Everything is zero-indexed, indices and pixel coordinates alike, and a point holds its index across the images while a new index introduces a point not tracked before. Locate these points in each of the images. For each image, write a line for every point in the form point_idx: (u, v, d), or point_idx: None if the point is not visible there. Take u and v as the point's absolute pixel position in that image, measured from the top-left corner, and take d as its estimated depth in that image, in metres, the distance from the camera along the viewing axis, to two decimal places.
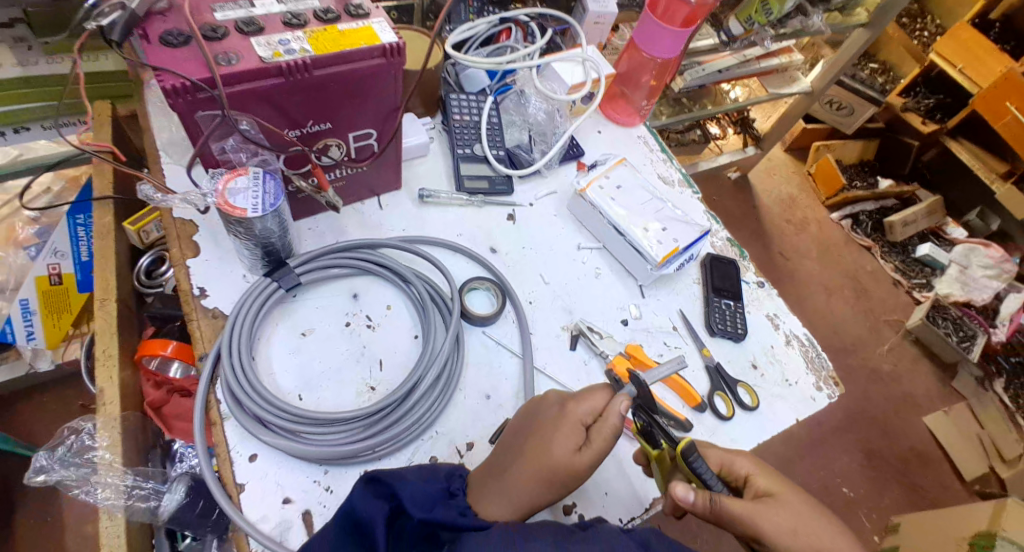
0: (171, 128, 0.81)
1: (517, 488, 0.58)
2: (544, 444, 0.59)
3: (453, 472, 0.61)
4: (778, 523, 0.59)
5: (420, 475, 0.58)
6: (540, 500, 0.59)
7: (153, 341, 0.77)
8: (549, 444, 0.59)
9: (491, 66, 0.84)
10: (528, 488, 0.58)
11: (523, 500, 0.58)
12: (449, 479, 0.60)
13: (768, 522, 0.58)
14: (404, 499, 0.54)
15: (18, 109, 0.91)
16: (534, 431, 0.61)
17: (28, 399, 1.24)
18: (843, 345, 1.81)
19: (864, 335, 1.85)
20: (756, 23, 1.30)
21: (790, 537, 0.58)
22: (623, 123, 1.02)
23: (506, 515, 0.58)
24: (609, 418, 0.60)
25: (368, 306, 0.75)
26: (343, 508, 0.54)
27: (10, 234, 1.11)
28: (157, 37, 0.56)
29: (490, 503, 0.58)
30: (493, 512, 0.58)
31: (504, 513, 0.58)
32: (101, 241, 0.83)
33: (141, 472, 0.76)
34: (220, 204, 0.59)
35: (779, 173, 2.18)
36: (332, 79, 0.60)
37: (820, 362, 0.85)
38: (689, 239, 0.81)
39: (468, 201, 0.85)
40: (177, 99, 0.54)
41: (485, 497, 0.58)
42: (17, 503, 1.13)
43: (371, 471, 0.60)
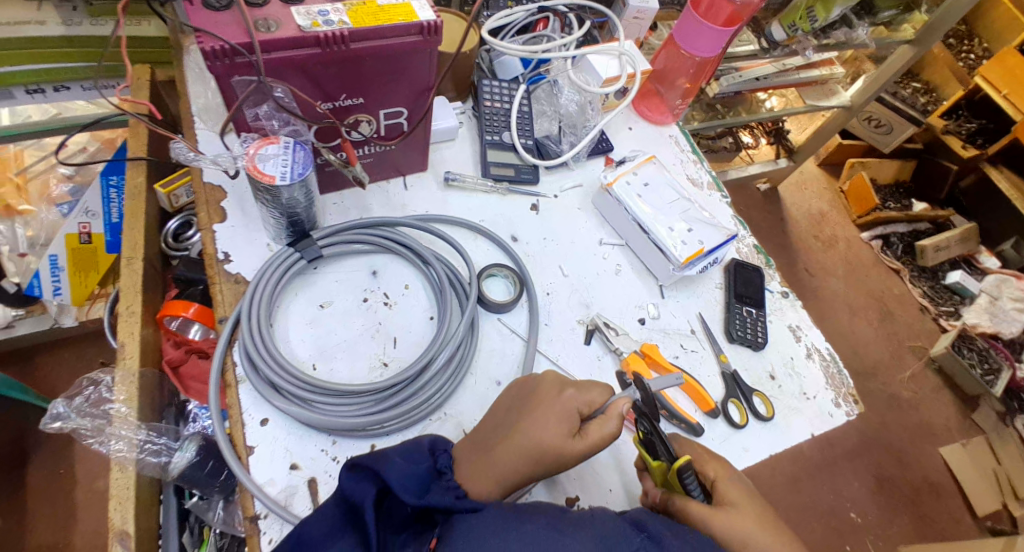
0: (207, 94, 0.82)
1: (504, 466, 0.57)
2: (533, 430, 0.58)
3: (435, 446, 0.61)
4: (743, 522, 0.59)
5: (404, 453, 0.57)
6: (524, 479, 0.58)
7: (176, 302, 0.78)
8: (534, 430, 0.58)
9: (525, 54, 0.84)
10: (512, 468, 0.57)
11: (506, 480, 0.57)
12: (435, 456, 0.59)
13: (730, 532, 0.59)
14: (390, 476, 0.54)
15: (66, 69, 0.94)
16: (517, 416, 0.60)
17: (51, 352, 1.30)
18: (863, 368, 1.77)
19: (886, 361, 1.81)
20: (800, 30, 1.29)
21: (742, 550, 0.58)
22: (657, 122, 1.01)
23: (488, 493, 0.57)
24: (608, 415, 0.61)
25: (386, 284, 0.75)
26: (337, 491, 0.55)
27: (45, 190, 1.17)
28: (199, 0, 0.56)
29: (469, 478, 0.58)
30: (473, 488, 0.57)
31: (484, 493, 0.57)
32: (132, 201, 0.84)
33: (155, 428, 0.78)
34: (249, 169, 0.59)
35: (810, 187, 2.15)
36: (368, 53, 0.60)
37: (841, 379, 0.83)
38: (715, 242, 0.80)
39: (493, 188, 0.85)
40: (215, 63, 0.54)
41: (468, 474, 0.58)
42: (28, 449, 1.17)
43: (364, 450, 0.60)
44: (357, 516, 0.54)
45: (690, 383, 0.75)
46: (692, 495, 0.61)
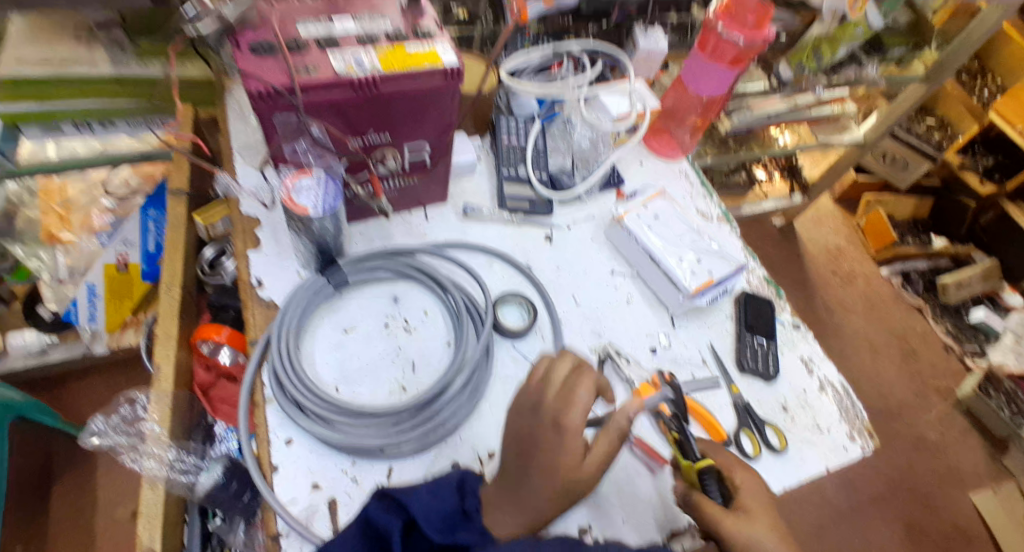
0: (247, 133, 0.88)
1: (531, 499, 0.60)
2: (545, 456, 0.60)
3: (463, 484, 0.62)
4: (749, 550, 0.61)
5: (430, 487, 0.60)
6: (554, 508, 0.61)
7: (209, 326, 0.84)
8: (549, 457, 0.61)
9: (541, 93, 0.90)
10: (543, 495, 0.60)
11: (538, 508, 0.60)
12: (462, 496, 0.60)
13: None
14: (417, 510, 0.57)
15: (115, 108, 1.00)
16: (535, 447, 0.61)
17: (84, 377, 1.43)
18: (888, 409, 1.75)
19: (910, 401, 1.78)
20: (807, 68, 1.36)
21: None
22: (668, 156, 1.04)
23: (523, 524, 0.60)
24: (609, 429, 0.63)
25: (407, 311, 0.79)
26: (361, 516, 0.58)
27: (86, 222, 1.23)
28: (246, 47, 0.61)
29: (503, 515, 0.59)
30: (508, 525, 0.59)
31: (520, 523, 0.60)
32: (173, 231, 0.90)
33: (185, 447, 0.83)
34: (285, 200, 0.64)
35: (828, 224, 2.18)
36: (396, 95, 0.65)
37: (856, 412, 0.83)
38: (724, 273, 0.82)
39: (509, 219, 0.89)
40: (260, 103, 0.59)
41: (500, 512, 0.60)
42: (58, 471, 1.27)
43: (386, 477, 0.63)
44: (380, 540, 0.57)
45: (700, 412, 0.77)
46: (709, 493, 0.66)
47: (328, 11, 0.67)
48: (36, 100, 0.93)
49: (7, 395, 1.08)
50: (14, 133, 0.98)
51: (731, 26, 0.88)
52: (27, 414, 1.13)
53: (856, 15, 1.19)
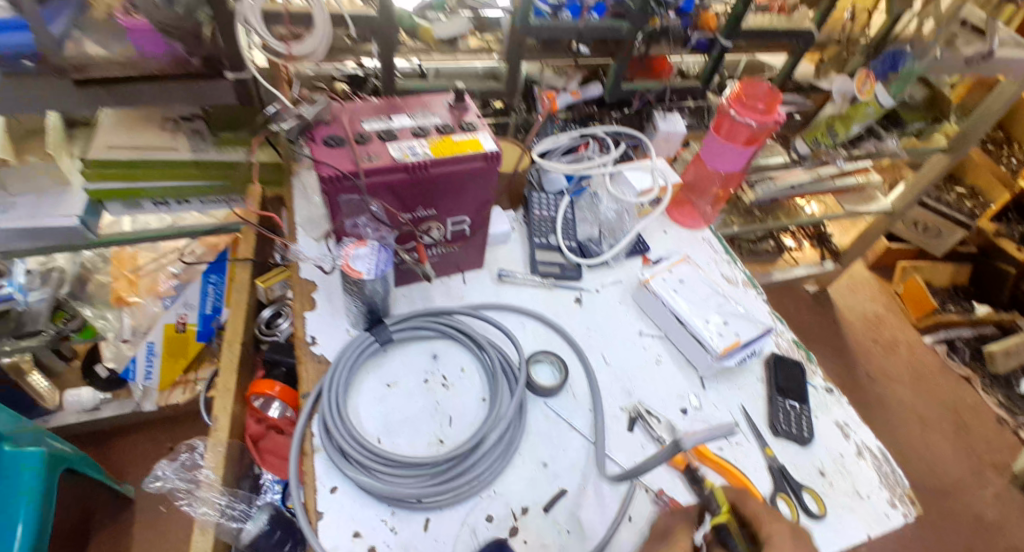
0: (309, 207, 0.99)
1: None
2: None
3: None
4: None
5: None
6: None
7: (263, 382, 0.90)
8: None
9: (570, 171, 1.00)
10: None
11: None
12: None
13: None
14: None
15: (192, 186, 1.13)
16: None
17: (123, 436, 1.50)
18: (942, 486, 1.68)
19: (966, 478, 1.71)
20: (823, 144, 1.44)
21: None
22: (689, 225, 1.11)
23: None
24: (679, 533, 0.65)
25: (446, 368, 0.85)
26: None
27: (153, 287, 1.36)
28: (320, 139, 0.72)
29: None
30: None
31: None
32: (238, 294, 1.00)
33: (236, 494, 0.89)
34: (343, 266, 0.73)
35: (863, 290, 2.18)
36: (442, 176, 0.74)
37: (896, 478, 0.84)
38: (750, 335, 0.86)
39: (541, 282, 0.96)
40: (329, 185, 0.69)
41: None
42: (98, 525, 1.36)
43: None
44: None
45: (735, 474, 0.78)
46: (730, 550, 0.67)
47: (388, 111, 0.78)
48: (123, 180, 1.07)
49: (59, 448, 1.16)
50: (98, 207, 1.12)
51: (744, 112, 0.97)
52: (73, 465, 1.19)
53: (865, 96, 1.32)
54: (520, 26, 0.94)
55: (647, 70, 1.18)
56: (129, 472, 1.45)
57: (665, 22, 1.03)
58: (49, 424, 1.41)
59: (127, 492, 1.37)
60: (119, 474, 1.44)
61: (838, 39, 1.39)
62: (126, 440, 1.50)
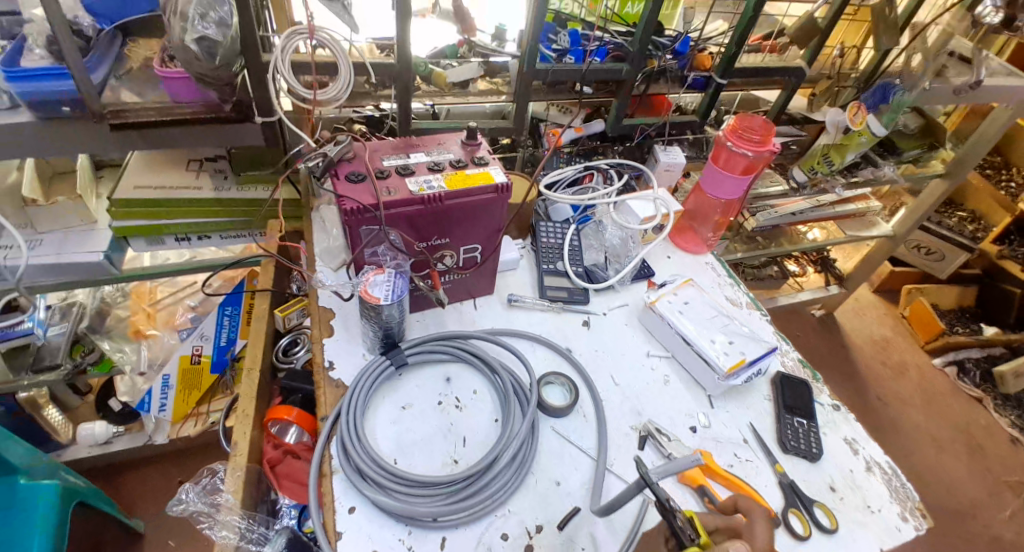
0: (328, 239, 1.04)
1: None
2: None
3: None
4: None
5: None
6: None
7: (280, 409, 0.95)
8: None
9: (575, 201, 1.04)
10: None
11: None
12: None
13: None
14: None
15: (212, 223, 1.17)
16: None
17: (134, 470, 1.51)
18: (959, 508, 1.66)
19: (983, 499, 1.69)
20: (820, 172, 1.48)
21: None
22: (692, 251, 1.15)
23: None
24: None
25: (459, 390, 0.88)
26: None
27: (170, 320, 1.41)
28: (343, 175, 0.77)
29: None
30: None
31: None
32: (259, 323, 1.04)
33: (255, 518, 0.90)
34: (362, 292, 0.77)
35: (870, 314, 2.20)
36: (456, 207, 0.79)
37: (906, 492, 0.85)
38: (755, 354, 0.89)
39: (549, 306, 0.99)
40: (350, 217, 0.74)
41: None
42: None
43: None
44: None
45: (747, 491, 0.80)
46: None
47: (405, 150, 0.83)
48: (147, 218, 1.13)
49: (72, 481, 1.18)
50: (122, 244, 1.16)
51: (741, 144, 1.03)
52: (85, 499, 1.21)
53: (858, 126, 1.33)
54: (528, 69, 1.00)
55: (648, 108, 1.24)
56: (139, 506, 1.45)
57: (663, 63, 1.10)
58: (62, 457, 1.44)
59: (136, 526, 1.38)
60: (128, 509, 1.45)
61: (828, 75, 1.42)
62: (137, 474, 1.51)
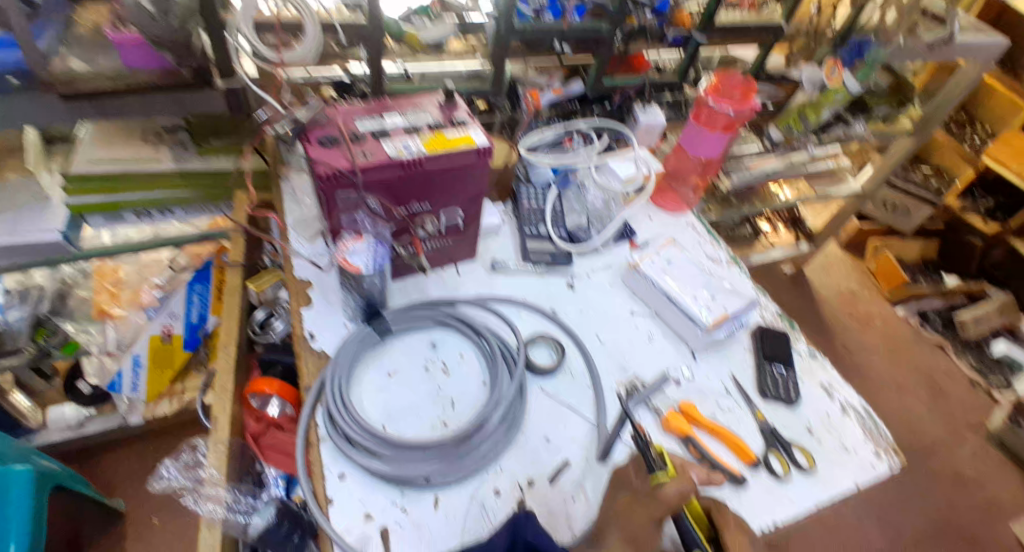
0: (300, 207, 1.00)
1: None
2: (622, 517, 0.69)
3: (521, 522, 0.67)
4: None
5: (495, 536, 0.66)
6: None
7: (260, 381, 0.93)
8: (629, 523, 0.69)
9: (556, 163, 1.02)
10: None
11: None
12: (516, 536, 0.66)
13: None
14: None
15: (173, 197, 1.12)
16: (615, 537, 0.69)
17: (111, 452, 1.50)
18: (922, 446, 1.75)
19: (944, 438, 1.78)
20: (795, 129, 1.52)
21: None
22: (673, 211, 1.14)
23: None
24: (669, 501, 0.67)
25: (445, 355, 0.87)
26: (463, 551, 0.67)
27: (135, 297, 1.31)
28: (315, 140, 0.73)
29: None
30: None
31: None
32: (231, 296, 1.00)
33: (242, 490, 0.91)
34: (341, 262, 0.74)
35: (838, 269, 2.25)
36: (436, 171, 0.76)
37: (880, 433, 0.88)
38: (736, 308, 0.90)
39: (533, 270, 0.98)
40: (326, 183, 0.71)
41: None
42: (92, 537, 1.38)
43: (477, 538, 0.71)
44: None
45: (730, 437, 0.82)
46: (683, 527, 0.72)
47: (380, 112, 0.80)
48: (104, 194, 1.07)
49: (46, 465, 1.15)
50: (79, 221, 1.11)
51: (721, 101, 1.03)
52: (62, 482, 1.18)
53: (834, 83, 1.39)
54: (504, 31, 0.96)
55: (627, 67, 1.20)
56: (119, 488, 1.45)
57: (642, 21, 1.09)
58: (34, 442, 1.39)
59: (117, 506, 1.38)
60: (108, 491, 1.44)
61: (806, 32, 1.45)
62: (115, 455, 1.50)
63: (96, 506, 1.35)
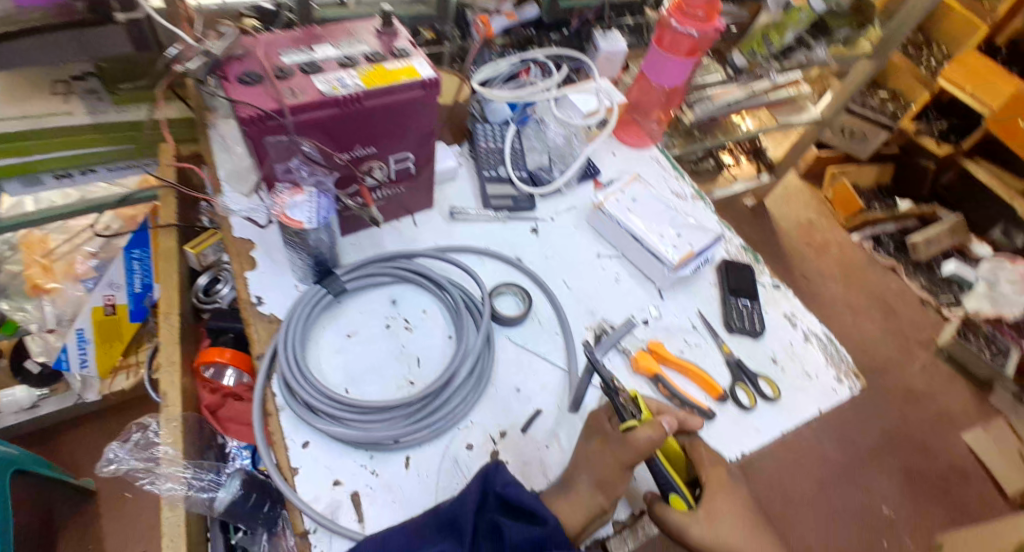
0: (233, 159, 0.91)
1: (587, 497, 0.66)
2: (594, 463, 0.67)
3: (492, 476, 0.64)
4: (722, 503, 0.70)
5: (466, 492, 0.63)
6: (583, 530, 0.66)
7: (211, 349, 0.87)
8: (601, 469, 0.67)
9: (513, 98, 0.95)
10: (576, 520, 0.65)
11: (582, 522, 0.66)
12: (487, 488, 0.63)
13: (716, 528, 0.69)
14: (511, 539, 0.60)
15: (89, 153, 1.00)
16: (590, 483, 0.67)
17: (73, 430, 1.41)
18: (872, 366, 1.82)
19: (894, 356, 1.86)
20: (759, 54, 1.46)
21: (702, 532, 0.68)
22: (637, 145, 1.09)
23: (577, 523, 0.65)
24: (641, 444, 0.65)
25: (406, 311, 0.82)
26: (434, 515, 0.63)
27: (69, 268, 1.24)
28: (234, 78, 0.65)
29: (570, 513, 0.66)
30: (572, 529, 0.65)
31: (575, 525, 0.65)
32: (167, 263, 0.92)
33: (200, 465, 0.85)
34: (280, 217, 0.67)
35: (797, 199, 2.26)
36: (378, 109, 0.69)
37: (840, 357, 0.89)
38: (703, 244, 0.87)
39: (494, 217, 0.93)
40: (252, 127, 0.63)
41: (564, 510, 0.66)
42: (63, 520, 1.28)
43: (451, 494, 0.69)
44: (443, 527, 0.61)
45: (698, 373, 0.81)
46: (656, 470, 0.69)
47: (308, 42, 0.71)
48: (17, 157, 0.93)
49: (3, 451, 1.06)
50: None
51: (685, 21, 0.95)
52: (24, 467, 1.11)
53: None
54: None
55: None
56: (85, 467, 1.37)
57: None
58: None
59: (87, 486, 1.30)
60: (75, 472, 1.36)
61: None
62: (75, 434, 1.41)
63: (65, 486, 1.25)
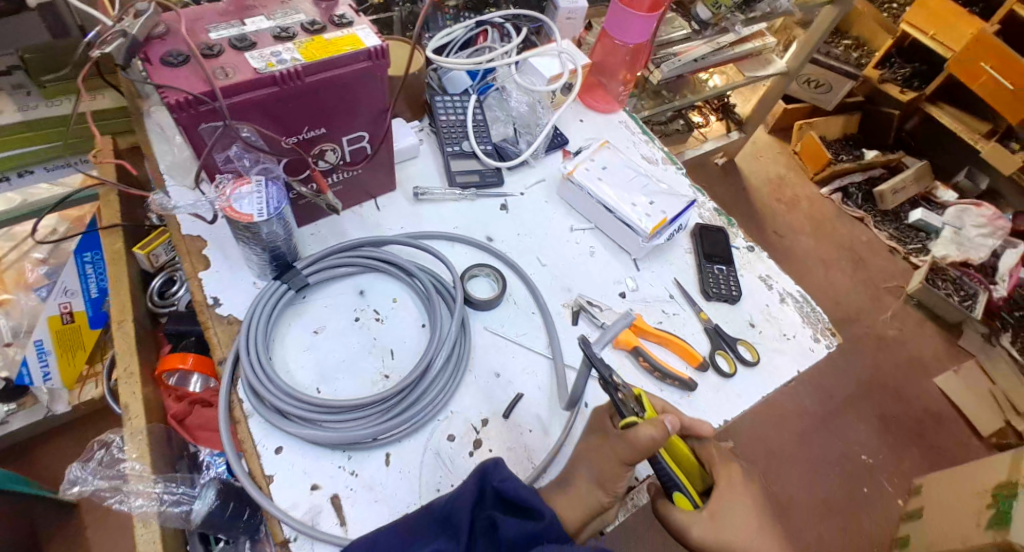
0: (173, 151, 0.84)
1: (585, 493, 0.64)
2: (592, 457, 0.65)
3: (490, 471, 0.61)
4: (732, 495, 0.67)
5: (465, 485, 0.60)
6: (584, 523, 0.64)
7: (172, 356, 0.81)
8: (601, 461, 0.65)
9: (470, 65, 0.90)
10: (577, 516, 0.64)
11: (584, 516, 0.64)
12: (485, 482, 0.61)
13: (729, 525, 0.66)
14: (506, 535, 0.57)
15: (25, 152, 0.93)
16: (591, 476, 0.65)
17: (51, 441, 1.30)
18: (845, 316, 1.85)
19: (866, 305, 1.89)
20: (722, 6, 1.35)
21: (709, 527, 0.65)
22: (604, 110, 1.06)
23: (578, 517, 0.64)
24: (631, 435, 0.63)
25: (375, 301, 0.78)
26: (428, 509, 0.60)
27: (20, 278, 1.18)
28: (157, 60, 0.59)
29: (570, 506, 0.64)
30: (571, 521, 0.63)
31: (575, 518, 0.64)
32: (114, 267, 0.86)
33: (172, 479, 0.80)
34: (227, 210, 0.63)
35: (766, 154, 2.25)
36: (320, 85, 0.63)
37: (816, 317, 0.88)
38: (677, 211, 0.84)
39: (461, 195, 0.89)
40: (181, 114, 0.57)
41: (562, 504, 0.64)
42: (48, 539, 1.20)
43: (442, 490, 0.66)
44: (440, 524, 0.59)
45: (677, 342, 0.79)
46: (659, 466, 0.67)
47: (239, 15, 0.65)
48: None
49: None
50: None
51: None
52: None
53: None
54: None
55: None
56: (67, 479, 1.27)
57: None
58: None
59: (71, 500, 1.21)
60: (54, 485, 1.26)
61: None
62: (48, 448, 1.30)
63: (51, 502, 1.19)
